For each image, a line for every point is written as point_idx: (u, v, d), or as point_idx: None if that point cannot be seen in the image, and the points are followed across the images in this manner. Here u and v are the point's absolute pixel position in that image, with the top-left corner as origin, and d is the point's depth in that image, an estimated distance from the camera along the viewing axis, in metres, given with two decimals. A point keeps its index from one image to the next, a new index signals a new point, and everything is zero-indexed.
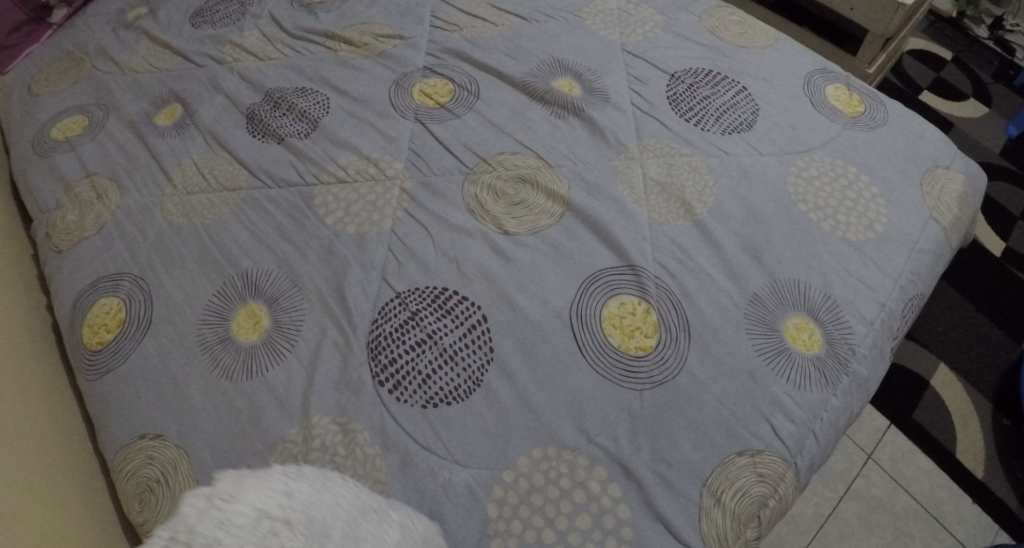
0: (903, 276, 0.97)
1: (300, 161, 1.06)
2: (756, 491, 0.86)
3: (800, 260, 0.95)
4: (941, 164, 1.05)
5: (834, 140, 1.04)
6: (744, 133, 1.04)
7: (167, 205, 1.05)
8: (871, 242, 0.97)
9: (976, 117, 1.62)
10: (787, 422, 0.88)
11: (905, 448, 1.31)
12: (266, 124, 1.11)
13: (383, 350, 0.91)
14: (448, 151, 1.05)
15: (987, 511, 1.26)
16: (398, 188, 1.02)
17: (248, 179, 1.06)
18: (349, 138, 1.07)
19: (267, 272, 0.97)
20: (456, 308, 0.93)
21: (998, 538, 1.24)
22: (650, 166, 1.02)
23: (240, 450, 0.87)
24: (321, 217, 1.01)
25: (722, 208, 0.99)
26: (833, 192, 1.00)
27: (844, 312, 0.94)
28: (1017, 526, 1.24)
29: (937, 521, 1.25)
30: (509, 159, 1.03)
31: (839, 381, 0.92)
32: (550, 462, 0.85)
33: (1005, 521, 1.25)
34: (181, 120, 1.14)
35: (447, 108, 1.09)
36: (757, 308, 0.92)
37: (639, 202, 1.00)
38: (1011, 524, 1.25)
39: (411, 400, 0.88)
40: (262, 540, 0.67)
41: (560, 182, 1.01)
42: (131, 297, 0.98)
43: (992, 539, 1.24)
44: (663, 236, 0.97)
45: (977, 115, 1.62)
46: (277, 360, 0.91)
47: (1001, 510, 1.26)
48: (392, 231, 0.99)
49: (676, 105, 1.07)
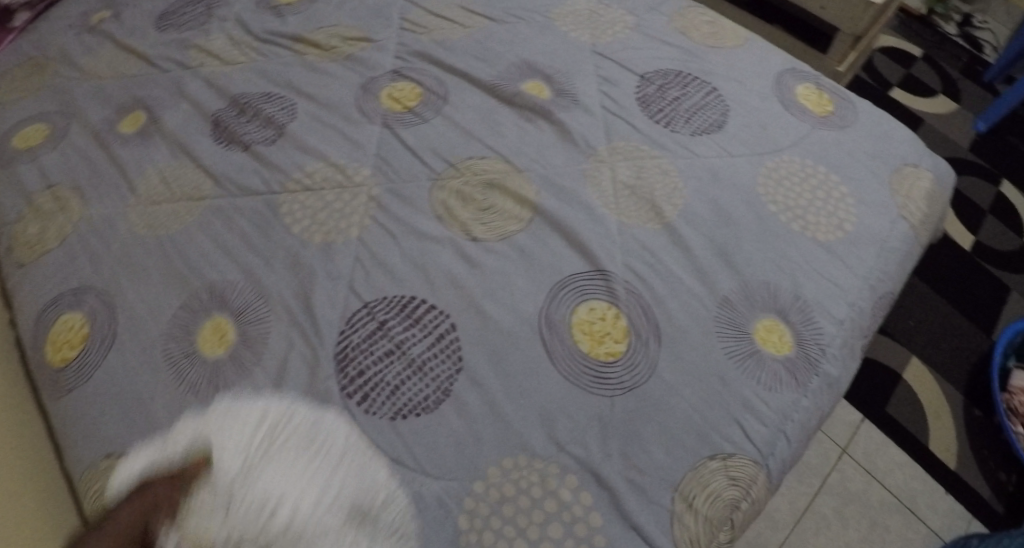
0: (872, 275, 0.97)
1: (266, 169, 1.05)
2: (728, 495, 0.85)
3: (770, 261, 0.95)
4: (910, 162, 1.05)
5: (804, 140, 1.04)
6: (714, 134, 1.04)
7: (132, 216, 1.04)
8: (840, 242, 0.97)
9: (946, 113, 1.62)
10: (758, 425, 0.88)
11: (881, 442, 1.31)
12: (232, 132, 1.10)
13: (351, 362, 0.90)
14: (416, 156, 1.04)
15: (963, 504, 1.26)
16: (365, 195, 1.01)
17: (213, 188, 1.05)
18: (316, 145, 1.06)
19: (233, 283, 0.97)
20: (425, 317, 0.92)
21: (972, 529, 1.25)
22: (620, 169, 1.02)
23: None
24: (287, 226, 1.00)
25: (692, 210, 0.98)
26: (803, 192, 0.99)
27: (814, 313, 0.93)
28: (991, 517, 1.25)
29: (912, 514, 1.26)
30: (477, 164, 1.03)
31: (809, 382, 0.91)
32: (520, 470, 0.85)
33: (979, 512, 1.26)
34: (145, 128, 1.13)
35: (415, 112, 1.08)
36: (727, 310, 0.92)
37: (608, 205, 0.99)
38: (985, 515, 1.25)
39: (380, 412, 0.88)
40: (277, 428, 0.87)
41: (528, 186, 1.00)
42: (94, 313, 0.98)
43: (967, 529, 1.25)
44: (633, 239, 0.96)
45: (947, 111, 1.62)
46: (242, 373, 0.91)
47: (976, 502, 1.26)
48: (359, 240, 0.98)
49: (646, 107, 1.06)
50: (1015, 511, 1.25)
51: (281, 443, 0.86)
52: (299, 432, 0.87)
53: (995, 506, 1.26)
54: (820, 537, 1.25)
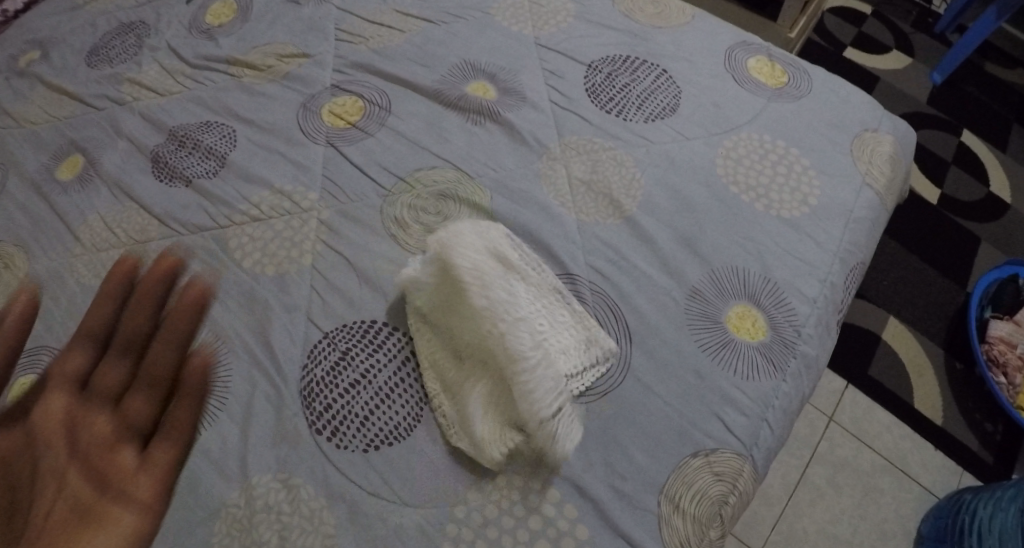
0: (841, 249, 0.94)
1: (212, 203, 1.02)
2: (715, 491, 0.84)
3: (736, 246, 0.93)
4: (870, 127, 1.02)
5: (761, 115, 1.01)
6: (668, 118, 1.00)
7: (79, 266, 1.00)
8: (805, 217, 0.95)
9: (901, 69, 1.60)
10: (738, 416, 0.86)
11: (866, 406, 1.30)
12: (172, 167, 1.05)
13: (317, 397, 0.88)
14: (364, 173, 1.01)
15: (954, 459, 1.26)
16: (315, 220, 0.98)
17: (160, 229, 1.01)
18: (260, 172, 1.03)
19: None
20: (387, 341, 0.90)
21: (964, 483, 1.24)
22: (574, 166, 0.99)
23: (182, 521, 0.84)
24: (237, 261, 0.97)
25: (652, 201, 0.96)
26: (763, 169, 0.97)
27: (785, 294, 0.91)
28: (980, 468, 1.25)
29: (903, 475, 1.25)
30: (427, 175, 1.00)
31: (787, 365, 0.89)
32: (501, 489, 0.83)
33: (968, 465, 1.25)
34: (84, 172, 1.08)
35: (359, 127, 1.05)
36: (697, 301, 0.90)
37: (566, 204, 0.97)
38: (974, 467, 1.25)
39: (351, 445, 0.85)
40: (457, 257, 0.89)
41: (481, 193, 0.98)
42: None
43: (958, 483, 1.25)
44: (593, 238, 0.94)
45: (901, 66, 1.60)
46: (209, 421, 0.88)
47: (967, 456, 1.26)
48: (312, 266, 0.95)
49: (595, 97, 1.03)
50: (1005, 461, 1.25)
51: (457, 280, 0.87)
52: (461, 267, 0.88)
53: (985, 457, 1.26)
54: (814, 509, 1.24)
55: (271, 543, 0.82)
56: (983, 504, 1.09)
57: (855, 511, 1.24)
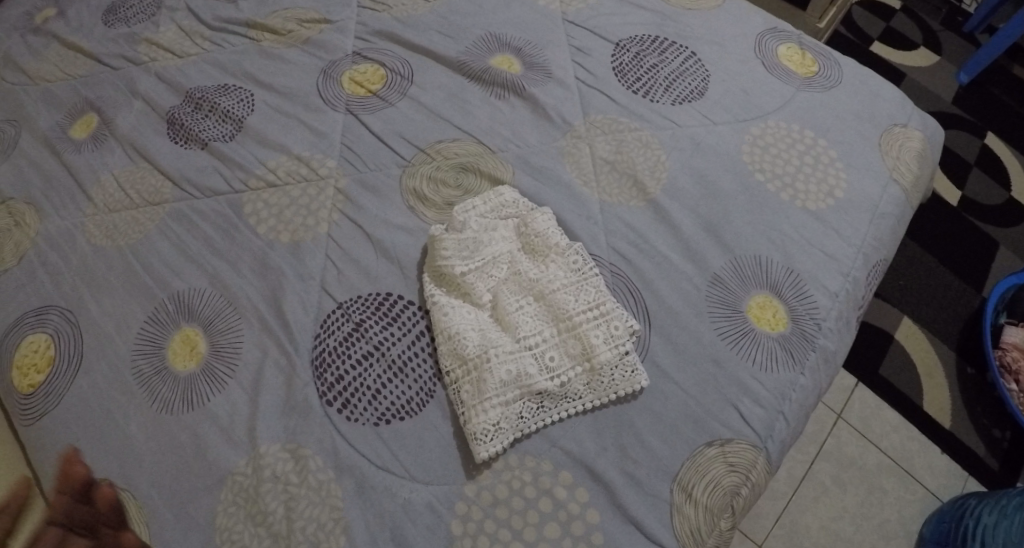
0: (866, 243, 0.93)
1: (227, 167, 1.00)
2: (728, 482, 0.82)
3: (760, 234, 0.91)
4: (900, 122, 1.00)
5: (790, 103, 0.99)
6: (696, 101, 0.99)
7: (90, 226, 0.98)
8: (831, 210, 0.93)
9: (926, 66, 1.58)
10: (755, 407, 0.85)
11: (875, 405, 1.29)
12: (188, 129, 1.03)
13: (328, 367, 0.86)
14: (384, 144, 0.99)
15: (959, 462, 1.25)
16: (332, 188, 0.97)
17: (174, 191, 0.99)
18: (277, 138, 1.01)
19: (199, 291, 0.92)
20: (402, 315, 0.89)
21: (969, 487, 1.24)
22: (599, 145, 0.97)
23: (188, 486, 0.83)
24: (252, 226, 0.96)
25: (676, 184, 0.94)
26: (790, 157, 0.95)
27: (807, 286, 0.89)
28: (985, 473, 1.24)
29: (909, 475, 1.25)
30: (448, 148, 0.98)
31: (806, 359, 0.87)
32: (511, 470, 0.82)
33: (973, 469, 1.25)
34: (98, 131, 1.06)
35: (380, 96, 1.03)
36: (719, 289, 0.89)
37: (588, 184, 0.95)
38: (979, 472, 1.24)
39: (362, 418, 0.84)
40: (484, 230, 0.90)
41: (503, 167, 0.97)
42: (59, 334, 0.92)
43: (963, 487, 1.24)
44: (616, 219, 0.93)
45: (927, 64, 1.59)
46: (218, 387, 0.87)
47: (972, 461, 1.25)
48: (328, 236, 0.94)
49: (622, 76, 1.01)
50: (1010, 468, 1.24)
51: (482, 252, 0.89)
52: (486, 241, 0.89)
53: (990, 462, 1.25)
54: (818, 505, 1.23)
55: (277, 513, 0.81)
56: (988, 509, 1.07)
57: (859, 509, 1.23)
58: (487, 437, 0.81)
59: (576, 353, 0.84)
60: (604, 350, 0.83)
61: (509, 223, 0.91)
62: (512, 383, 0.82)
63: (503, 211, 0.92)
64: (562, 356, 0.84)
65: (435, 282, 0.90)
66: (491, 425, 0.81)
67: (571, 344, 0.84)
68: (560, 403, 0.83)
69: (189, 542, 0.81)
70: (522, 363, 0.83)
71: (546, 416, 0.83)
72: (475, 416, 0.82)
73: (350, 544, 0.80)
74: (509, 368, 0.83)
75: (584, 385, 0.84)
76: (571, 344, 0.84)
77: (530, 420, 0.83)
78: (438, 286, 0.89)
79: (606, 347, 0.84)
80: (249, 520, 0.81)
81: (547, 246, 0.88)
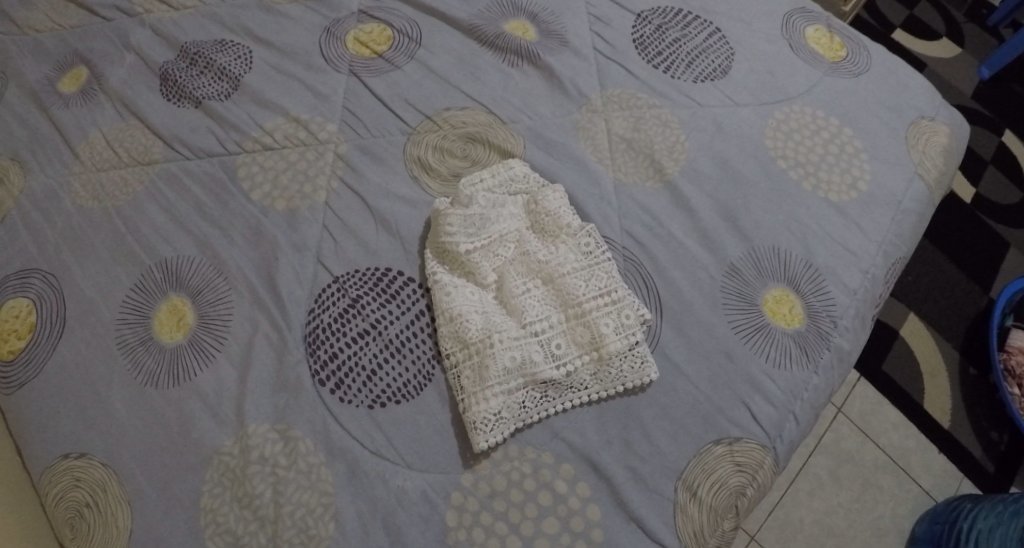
0: (887, 240, 0.89)
1: (222, 129, 0.95)
2: (734, 482, 0.79)
3: (780, 225, 0.88)
4: (927, 115, 0.95)
5: (816, 87, 0.94)
6: (719, 80, 0.94)
7: (76, 186, 0.93)
8: (854, 203, 0.89)
9: (947, 57, 1.54)
10: (765, 406, 0.82)
11: (874, 400, 1.26)
12: (182, 86, 0.98)
13: (322, 344, 0.83)
14: (388, 109, 0.95)
15: (955, 462, 1.23)
16: (332, 154, 0.93)
17: (165, 151, 0.94)
18: (276, 98, 0.96)
19: (187, 259, 0.88)
20: (401, 292, 0.85)
21: (964, 488, 1.22)
22: (615, 121, 0.93)
23: (172, 464, 0.79)
24: (246, 192, 0.91)
25: (695, 166, 0.90)
26: (814, 145, 0.91)
27: (826, 282, 0.86)
28: (981, 475, 1.22)
29: (906, 472, 1.22)
30: (457, 116, 0.94)
31: (820, 357, 0.84)
32: (511, 462, 0.79)
33: (970, 471, 1.22)
34: (87, 85, 1.00)
35: (385, 58, 0.98)
36: (734, 280, 0.85)
37: (603, 161, 0.91)
38: (975, 474, 1.22)
39: (356, 400, 0.81)
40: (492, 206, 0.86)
41: (514, 140, 0.93)
42: (41, 299, 0.87)
43: (957, 488, 1.21)
44: (630, 201, 0.89)
45: (948, 55, 1.54)
46: (206, 361, 0.83)
47: (969, 462, 1.23)
48: (326, 204, 0.90)
49: (643, 50, 0.96)
50: (1005, 471, 1.22)
51: (489, 229, 0.85)
52: (493, 218, 0.85)
53: (986, 465, 1.23)
54: (813, 500, 1.21)
55: (265, 497, 0.78)
56: (983, 513, 1.05)
57: (854, 504, 1.20)
58: (488, 426, 0.78)
59: (584, 341, 0.80)
60: (614, 340, 0.80)
61: (520, 200, 0.87)
62: (516, 371, 0.79)
63: (513, 186, 0.88)
64: (569, 343, 0.81)
65: (438, 259, 0.86)
66: (492, 414, 0.78)
67: (579, 332, 0.81)
68: (565, 393, 0.80)
69: (171, 523, 0.77)
70: (527, 350, 0.79)
71: (549, 406, 0.80)
72: (475, 404, 0.78)
73: (340, 531, 0.77)
74: (513, 355, 0.79)
75: (591, 375, 0.80)
76: (579, 332, 0.81)
77: (533, 410, 0.80)
78: (441, 263, 0.86)
79: (615, 337, 0.80)
80: (235, 502, 0.78)
81: (557, 226, 0.85)
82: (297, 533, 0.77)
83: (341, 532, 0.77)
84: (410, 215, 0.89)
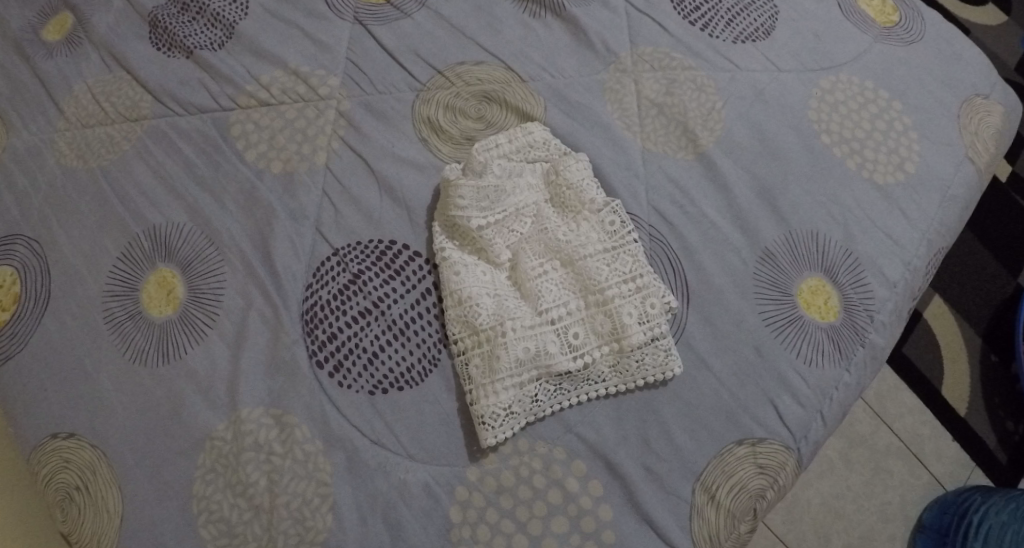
0: (932, 229, 0.82)
1: (215, 82, 0.87)
2: (754, 485, 0.75)
3: (819, 206, 0.81)
4: (982, 92, 0.87)
5: (865, 55, 0.87)
6: (761, 42, 0.87)
7: (60, 144, 0.86)
8: (900, 185, 0.82)
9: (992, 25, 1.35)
10: (793, 405, 0.77)
11: (891, 383, 1.18)
12: (172, 34, 0.90)
13: (320, 324, 0.77)
14: (397, 62, 0.87)
15: (968, 451, 1.15)
16: (333, 111, 0.86)
17: (154, 107, 0.87)
18: (274, 49, 0.88)
19: (177, 226, 0.82)
20: (406, 268, 0.80)
21: (974, 478, 1.14)
22: (646, 83, 0.86)
23: (162, 448, 0.75)
24: (240, 153, 0.84)
25: (731, 137, 0.83)
26: (860, 120, 0.84)
27: (865, 272, 0.80)
28: (993, 466, 1.14)
29: (916, 457, 1.15)
30: (471, 71, 0.86)
31: (853, 354, 0.79)
32: (520, 456, 0.75)
33: (982, 460, 1.15)
34: (73, 33, 0.92)
35: (394, 5, 0.89)
36: (768, 266, 0.79)
37: (631, 128, 0.84)
38: (988, 464, 1.15)
39: (356, 385, 0.76)
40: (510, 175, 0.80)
41: (533, 100, 0.85)
42: (25, 267, 0.81)
43: (967, 477, 1.14)
44: (659, 173, 0.83)
45: (993, 23, 1.35)
46: (197, 339, 0.78)
47: (982, 451, 1.15)
48: (327, 168, 0.83)
49: (679, 4, 0.88)
50: (1019, 463, 1.14)
51: (505, 202, 0.79)
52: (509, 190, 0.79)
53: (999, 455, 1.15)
54: (821, 481, 1.14)
55: (260, 485, 0.74)
56: (995, 509, 1.00)
57: (863, 489, 1.14)
58: (497, 422, 0.74)
59: (604, 331, 0.75)
60: (636, 331, 0.74)
61: (541, 171, 0.81)
62: (529, 363, 0.74)
63: (532, 152, 0.82)
64: (587, 333, 0.75)
65: (447, 234, 0.80)
66: (502, 409, 0.74)
67: (600, 321, 0.75)
68: (581, 385, 0.75)
69: (161, 510, 0.74)
70: (542, 340, 0.74)
71: (563, 399, 0.75)
72: (484, 398, 0.74)
73: (338, 524, 0.73)
74: (527, 346, 0.74)
75: (610, 367, 0.75)
76: (599, 321, 0.75)
77: (545, 403, 0.75)
78: (450, 238, 0.80)
79: (638, 328, 0.75)
80: (229, 489, 0.74)
81: (579, 201, 0.79)
82: (293, 524, 0.73)
83: (340, 526, 0.73)
84: (418, 183, 0.83)
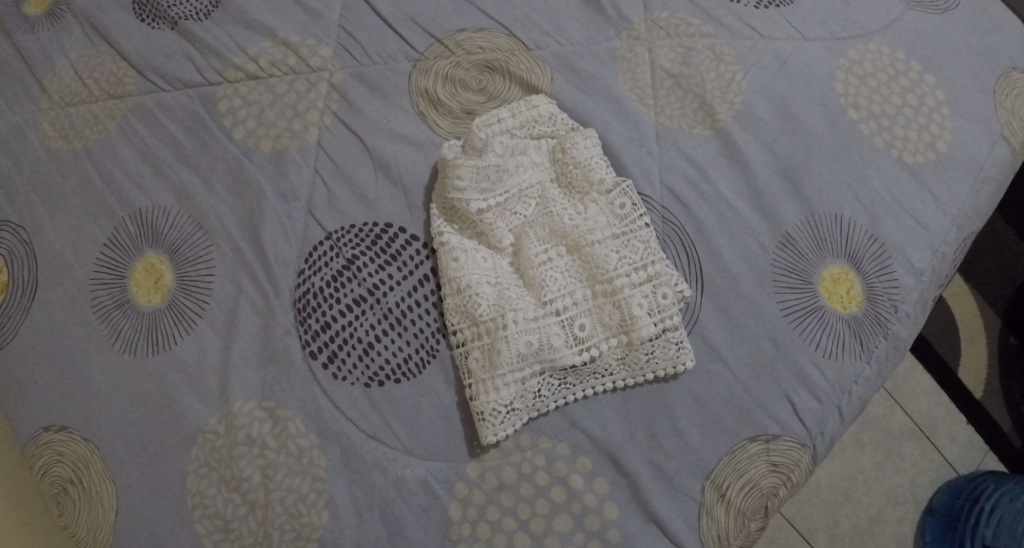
0: (962, 212, 0.77)
1: (201, 54, 0.83)
2: (767, 483, 0.72)
3: (843, 187, 0.76)
4: (1021, 65, 0.81)
5: (897, 23, 0.81)
6: (785, 8, 0.81)
7: (43, 123, 0.83)
8: (931, 165, 0.77)
9: None
10: (810, 400, 0.73)
11: (908, 363, 1.13)
12: (156, 4, 0.85)
13: (313, 312, 0.74)
14: (394, 31, 0.82)
15: (982, 433, 1.11)
16: (326, 84, 0.81)
17: (139, 82, 0.83)
18: (264, 18, 0.84)
19: (164, 209, 0.78)
20: (403, 253, 0.76)
21: (989, 462, 1.11)
22: (660, 52, 0.80)
23: (152, 442, 0.73)
24: (228, 130, 0.81)
25: (751, 111, 0.78)
26: (889, 93, 0.78)
27: (891, 260, 0.75)
28: (1007, 449, 1.11)
29: (929, 441, 1.11)
30: (473, 39, 0.81)
31: (875, 347, 0.75)
32: (522, 452, 0.72)
33: (996, 443, 1.11)
34: (55, 4, 0.88)
35: None
36: (787, 251, 0.75)
37: (643, 101, 0.79)
38: (1002, 447, 1.11)
39: (351, 376, 0.73)
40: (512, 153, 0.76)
41: (540, 71, 0.80)
42: (12, 254, 0.79)
43: (982, 461, 1.11)
44: (672, 150, 0.78)
45: None
46: (187, 329, 0.75)
47: (996, 433, 1.11)
48: (319, 146, 0.80)
49: None
50: None
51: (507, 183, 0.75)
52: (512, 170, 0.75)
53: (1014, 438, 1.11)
54: (834, 463, 1.10)
55: (253, 480, 0.72)
56: (1010, 497, 0.98)
57: (876, 472, 1.10)
58: (497, 419, 0.70)
59: (612, 323, 0.71)
60: (646, 323, 0.71)
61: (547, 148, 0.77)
62: (531, 357, 0.70)
63: (536, 128, 0.77)
64: (595, 324, 0.72)
65: (446, 217, 0.76)
66: (503, 405, 0.70)
67: (608, 312, 0.71)
68: (587, 379, 0.72)
69: (152, 505, 0.72)
70: (546, 333, 0.71)
71: (568, 394, 0.72)
72: (484, 394, 0.70)
73: (335, 522, 0.71)
74: (529, 339, 0.70)
75: (618, 360, 0.72)
76: (607, 312, 0.71)
77: (549, 398, 0.72)
78: (449, 221, 0.76)
79: (648, 320, 0.71)
80: (222, 484, 0.72)
81: (587, 182, 0.74)
82: (288, 521, 0.71)
83: (336, 523, 0.71)
84: (417, 162, 0.79)
